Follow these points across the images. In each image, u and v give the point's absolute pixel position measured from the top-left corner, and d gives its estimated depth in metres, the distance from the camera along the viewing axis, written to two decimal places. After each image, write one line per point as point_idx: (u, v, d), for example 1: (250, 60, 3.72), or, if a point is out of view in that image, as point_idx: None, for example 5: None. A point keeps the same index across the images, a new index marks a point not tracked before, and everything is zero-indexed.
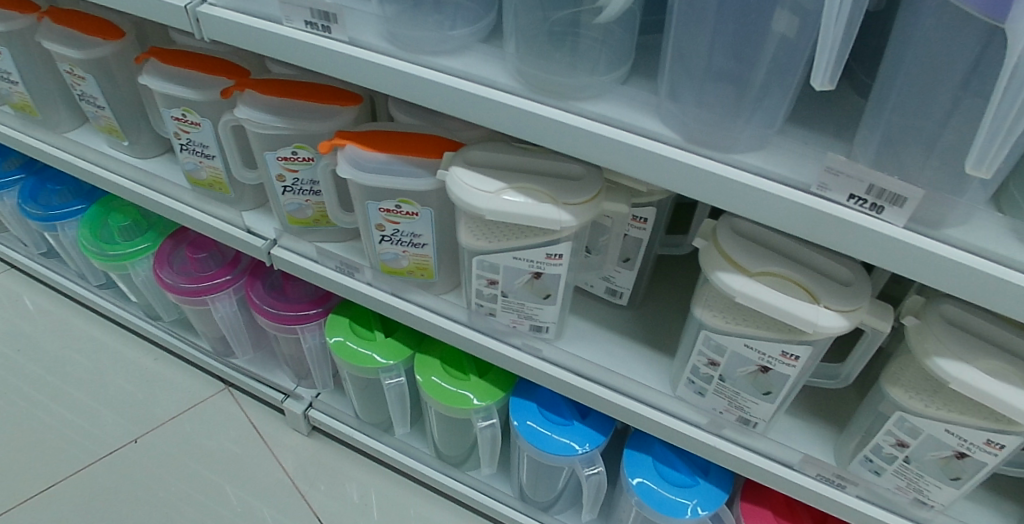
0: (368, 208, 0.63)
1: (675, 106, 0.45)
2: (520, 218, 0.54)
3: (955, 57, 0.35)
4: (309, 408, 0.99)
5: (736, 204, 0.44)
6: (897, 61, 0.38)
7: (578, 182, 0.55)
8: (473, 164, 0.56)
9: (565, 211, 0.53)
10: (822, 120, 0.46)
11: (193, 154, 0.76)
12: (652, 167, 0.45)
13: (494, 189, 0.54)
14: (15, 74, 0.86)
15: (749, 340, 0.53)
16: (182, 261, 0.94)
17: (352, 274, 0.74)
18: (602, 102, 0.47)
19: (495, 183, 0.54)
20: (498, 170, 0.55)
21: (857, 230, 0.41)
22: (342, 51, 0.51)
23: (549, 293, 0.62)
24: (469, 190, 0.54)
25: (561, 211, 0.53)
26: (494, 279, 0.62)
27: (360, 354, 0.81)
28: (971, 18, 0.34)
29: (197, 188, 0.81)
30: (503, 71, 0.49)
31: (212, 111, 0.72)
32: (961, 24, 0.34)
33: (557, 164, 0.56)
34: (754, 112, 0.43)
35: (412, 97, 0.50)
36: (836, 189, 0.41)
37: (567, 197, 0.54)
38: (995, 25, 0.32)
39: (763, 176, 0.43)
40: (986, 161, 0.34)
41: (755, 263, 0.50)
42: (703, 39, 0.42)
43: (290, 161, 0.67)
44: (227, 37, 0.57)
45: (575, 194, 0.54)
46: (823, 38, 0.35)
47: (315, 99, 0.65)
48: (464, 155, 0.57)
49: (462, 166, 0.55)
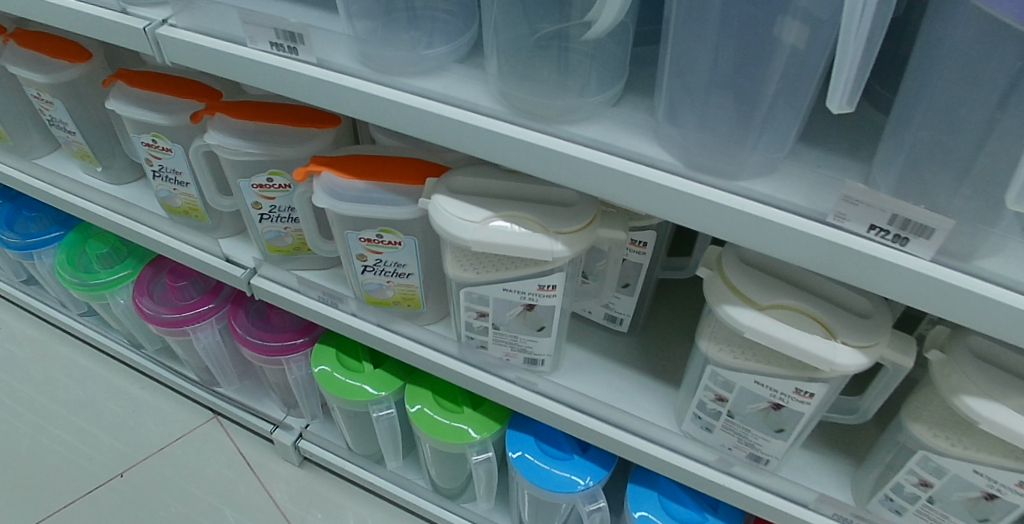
0: (347, 237, 0.59)
1: (674, 128, 0.41)
2: (509, 249, 0.50)
3: (988, 72, 0.31)
4: (299, 438, 0.95)
5: (743, 235, 0.40)
6: (922, 76, 0.34)
7: (570, 208, 0.51)
8: (458, 191, 0.52)
9: (557, 241, 0.49)
10: (833, 140, 0.42)
11: (167, 181, 0.73)
12: (650, 196, 0.41)
13: (479, 218, 0.50)
14: None
15: (759, 376, 0.49)
16: (162, 289, 0.90)
17: (336, 304, 0.69)
18: (593, 124, 0.43)
19: (481, 211, 0.50)
20: (484, 197, 0.51)
21: (878, 264, 0.37)
22: (311, 74, 0.47)
23: (542, 325, 0.58)
24: (452, 219, 0.50)
25: (552, 241, 0.49)
26: (483, 312, 0.58)
27: (348, 386, 0.76)
28: (1007, 27, 0.30)
29: (173, 215, 0.77)
30: (485, 92, 0.45)
31: (184, 136, 0.68)
32: (995, 34, 0.30)
33: (548, 189, 0.52)
34: (761, 136, 0.39)
35: (387, 122, 0.46)
36: (854, 219, 0.37)
37: (559, 226, 0.50)
38: None
39: (773, 206, 0.39)
40: None
41: (765, 295, 0.46)
42: (705, 55, 0.38)
43: (265, 188, 0.64)
44: (190, 60, 0.53)
45: (568, 222, 0.50)
46: (842, 54, 0.31)
47: (288, 122, 0.61)
48: (447, 182, 0.53)
49: (446, 193, 0.51)
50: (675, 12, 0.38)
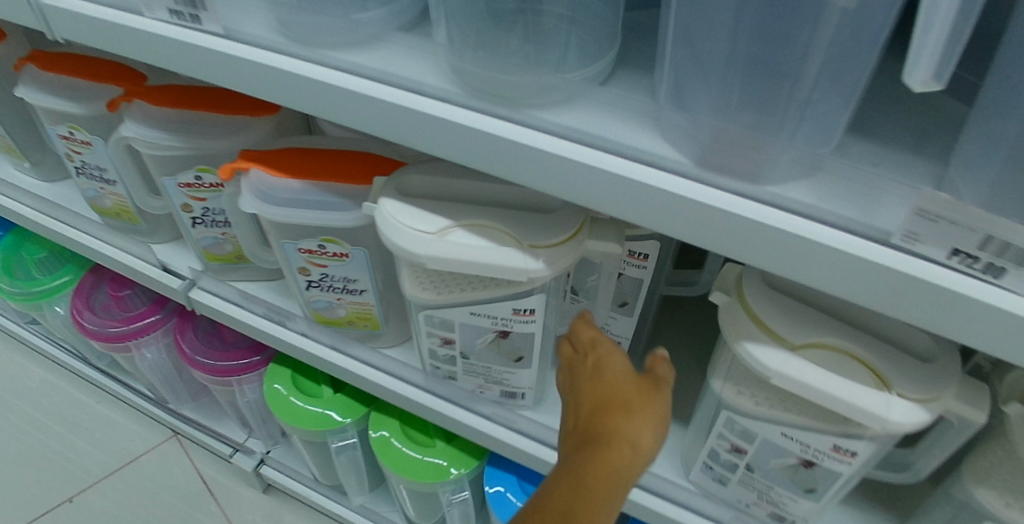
0: (285, 248, 0.49)
1: (681, 114, 0.30)
2: (474, 266, 0.40)
3: None
4: (261, 464, 0.85)
5: (774, 259, 0.30)
6: None
7: (551, 216, 0.41)
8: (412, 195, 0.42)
9: (533, 258, 0.39)
10: (891, 131, 0.31)
11: (92, 179, 0.63)
12: (648, 205, 0.31)
13: (437, 228, 0.40)
14: None
15: (787, 428, 0.39)
16: (104, 299, 0.80)
17: (283, 323, 0.60)
18: (572, 110, 0.32)
19: (439, 220, 0.40)
20: (443, 202, 0.41)
21: (961, 302, 0.27)
22: (217, 48, 0.37)
23: (520, 354, 0.48)
24: (404, 230, 0.40)
25: (528, 258, 0.39)
26: (449, 338, 0.48)
27: (304, 412, 0.66)
28: None
29: (106, 218, 0.67)
30: (432, 69, 0.35)
31: (104, 128, 0.58)
32: None
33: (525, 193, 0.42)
34: (801, 124, 0.29)
35: (313, 109, 0.36)
36: (928, 240, 0.27)
37: (536, 238, 0.40)
38: None
39: (814, 219, 0.29)
40: None
41: (797, 330, 0.36)
42: (721, 14, 0.28)
43: (195, 188, 0.54)
44: (80, 35, 0.43)
45: (548, 234, 0.40)
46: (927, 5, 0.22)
47: (218, 109, 0.51)
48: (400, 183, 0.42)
49: (398, 197, 0.41)
50: None
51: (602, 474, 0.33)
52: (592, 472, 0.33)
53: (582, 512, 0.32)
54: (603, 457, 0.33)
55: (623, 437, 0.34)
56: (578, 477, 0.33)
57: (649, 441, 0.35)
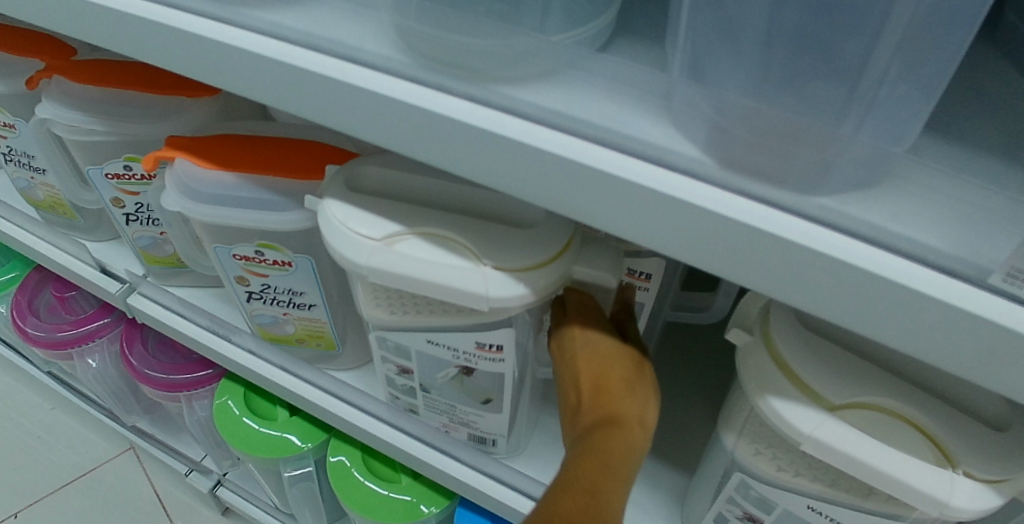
0: (218, 253, 0.41)
1: (698, 94, 0.23)
2: (421, 287, 0.32)
3: None
4: (218, 486, 0.77)
5: (818, 300, 0.22)
6: None
7: (530, 232, 0.33)
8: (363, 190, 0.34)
9: (500, 285, 0.31)
10: (973, 126, 0.23)
11: (21, 167, 0.55)
12: (644, 213, 0.23)
13: (381, 235, 0.32)
14: None
15: (815, 501, 0.31)
16: (47, 302, 0.72)
17: (228, 338, 0.52)
18: (553, 88, 0.25)
19: (390, 224, 0.32)
20: (396, 203, 0.33)
21: None
22: (112, 5, 0.31)
23: (488, 397, 0.40)
24: (347, 234, 0.32)
25: (493, 285, 0.31)
26: (405, 367, 0.40)
27: (255, 437, 0.58)
28: None
29: (42, 213, 0.60)
30: (375, 34, 0.27)
31: (30, 109, 0.51)
32: None
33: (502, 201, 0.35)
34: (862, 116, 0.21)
35: (227, 82, 0.29)
36: None
37: (506, 261, 0.32)
38: None
39: (878, 244, 0.21)
40: None
41: (837, 386, 0.28)
42: None
43: (124, 179, 0.46)
44: None
45: (522, 256, 0.32)
46: None
47: (148, 88, 0.44)
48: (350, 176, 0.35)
49: (345, 192, 0.33)
50: None
51: (621, 458, 0.28)
52: (610, 459, 0.28)
53: (608, 498, 0.27)
54: (619, 439, 0.29)
55: (630, 415, 0.30)
56: (599, 460, 0.28)
57: (652, 416, 0.31)
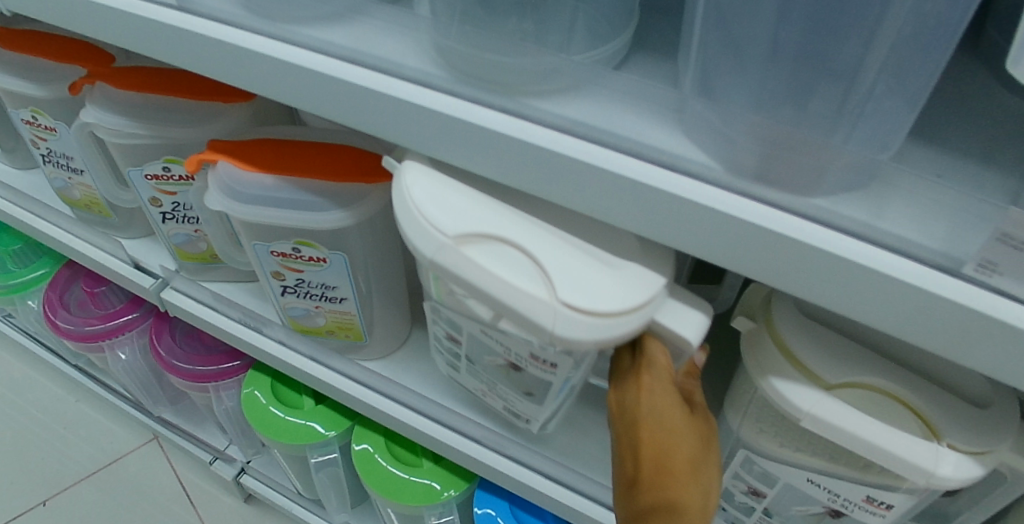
0: (256, 250, 0.44)
1: (707, 106, 0.26)
2: (478, 296, 0.29)
3: None
4: (241, 473, 0.80)
5: (814, 290, 0.24)
6: None
7: (619, 276, 0.30)
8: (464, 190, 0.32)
9: (569, 322, 0.28)
10: (956, 130, 0.26)
11: (59, 168, 0.58)
12: (657, 216, 0.26)
13: (453, 233, 0.29)
14: None
15: (814, 475, 0.34)
16: (78, 297, 0.75)
17: (259, 330, 0.55)
18: (577, 100, 0.28)
19: (467, 224, 0.30)
20: (476, 207, 0.31)
21: None
22: (166, 20, 0.33)
23: (531, 391, 0.41)
24: (431, 225, 0.30)
25: (563, 323, 0.28)
26: (454, 336, 0.41)
27: (283, 425, 0.61)
28: None
29: (76, 211, 0.63)
30: (414, 49, 0.30)
31: (70, 113, 0.54)
32: None
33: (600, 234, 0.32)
34: (852, 126, 0.24)
35: (276, 93, 0.32)
36: (1010, 272, 0.22)
37: (588, 301, 0.28)
38: None
39: (867, 239, 0.23)
40: None
41: (834, 368, 0.31)
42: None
43: (162, 180, 0.49)
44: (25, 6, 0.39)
45: (608, 296, 0.28)
46: None
47: (186, 94, 0.46)
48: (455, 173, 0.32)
49: (443, 186, 0.31)
50: None
51: None
52: None
53: None
54: None
55: (693, 502, 0.29)
56: None
57: (710, 496, 0.30)
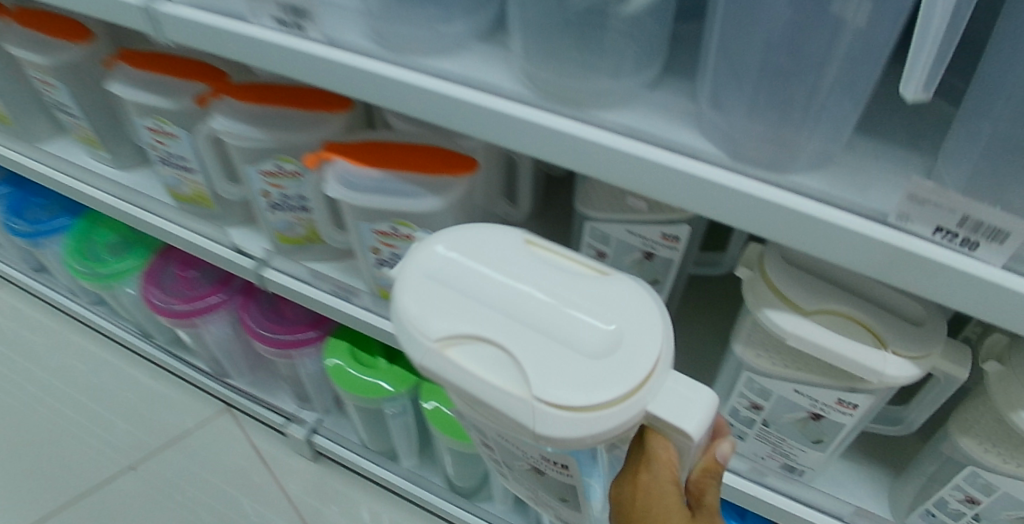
0: (361, 229, 0.56)
1: (718, 115, 0.37)
2: (466, 397, 0.33)
3: None
4: (312, 432, 0.91)
5: (792, 238, 0.37)
6: (1010, 57, 0.30)
7: (603, 361, 0.33)
8: (466, 273, 0.35)
9: (546, 417, 0.31)
10: (889, 129, 0.39)
11: (174, 168, 0.70)
12: (683, 190, 0.38)
13: (437, 340, 0.33)
14: None
15: (799, 385, 0.46)
16: (172, 279, 0.87)
17: (348, 298, 0.67)
18: (627, 111, 0.39)
19: (453, 328, 0.33)
20: (460, 308, 0.34)
21: (940, 271, 0.34)
22: (319, 54, 0.45)
23: (656, 278, 0.55)
24: (426, 337, 0.33)
25: (542, 420, 0.31)
26: (602, 251, 0.55)
27: (361, 382, 0.73)
28: None
29: (182, 203, 0.75)
30: (507, 74, 0.42)
31: (189, 122, 0.66)
32: None
33: (595, 295, 0.35)
34: (817, 125, 0.35)
35: (402, 106, 0.44)
36: (918, 220, 0.34)
37: (563, 400, 0.31)
38: None
39: (827, 202, 0.36)
40: None
41: (812, 299, 0.42)
42: (757, 38, 0.34)
43: (276, 175, 0.61)
44: (189, 38, 0.51)
45: (582, 395, 0.32)
46: (923, 37, 0.29)
47: (297, 105, 0.58)
48: (461, 252, 0.36)
49: (445, 280, 0.35)
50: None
51: None
52: None
53: None
54: None
55: None
56: None
57: None
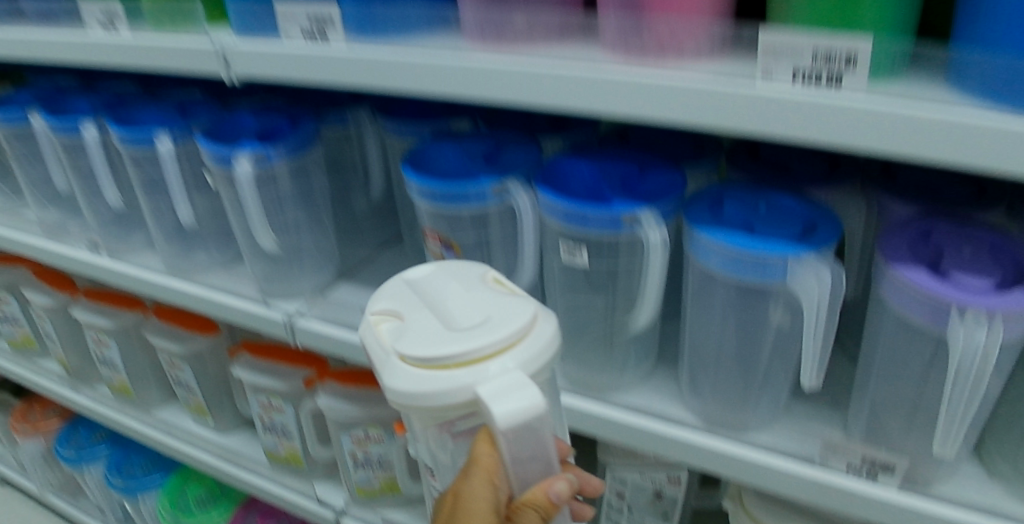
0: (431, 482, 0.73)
1: (696, 396, 0.66)
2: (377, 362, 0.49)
3: (917, 359, 0.54)
4: None
5: (757, 475, 0.60)
6: (870, 361, 0.58)
7: (464, 335, 0.46)
8: (435, 281, 0.52)
9: (399, 369, 0.46)
10: (814, 399, 0.66)
11: (276, 434, 0.91)
12: (691, 445, 0.63)
13: (379, 315, 0.50)
14: (119, 363, 1.08)
15: None
16: None
17: None
18: (639, 391, 0.70)
19: (394, 307, 0.50)
20: (405, 300, 0.51)
21: (858, 494, 0.56)
22: None
23: (666, 512, 0.72)
24: (386, 300, 0.51)
25: (398, 370, 0.46)
26: (622, 493, 0.72)
27: None
28: (914, 338, 0.54)
29: (275, 461, 0.95)
30: None
31: (293, 398, 0.87)
32: (913, 339, 0.54)
33: (497, 303, 0.49)
34: (760, 401, 0.63)
35: None
36: (835, 460, 0.58)
37: (424, 359, 0.45)
38: (938, 337, 0.52)
39: (775, 451, 0.61)
40: (950, 441, 0.52)
41: None
42: (710, 352, 0.64)
43: (363, 441, 0.81)
44: (317, 342, 0.79)
45: (436, 356, 0.45)
46: (810, 355, 0.56)
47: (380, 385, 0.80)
48: (444, 269, 0.53)
49: (425, 283, 0.52)
50: (689, 327, 0.65)
51: None
52: None
53: None
54: None
55: None
56: None
57: None
